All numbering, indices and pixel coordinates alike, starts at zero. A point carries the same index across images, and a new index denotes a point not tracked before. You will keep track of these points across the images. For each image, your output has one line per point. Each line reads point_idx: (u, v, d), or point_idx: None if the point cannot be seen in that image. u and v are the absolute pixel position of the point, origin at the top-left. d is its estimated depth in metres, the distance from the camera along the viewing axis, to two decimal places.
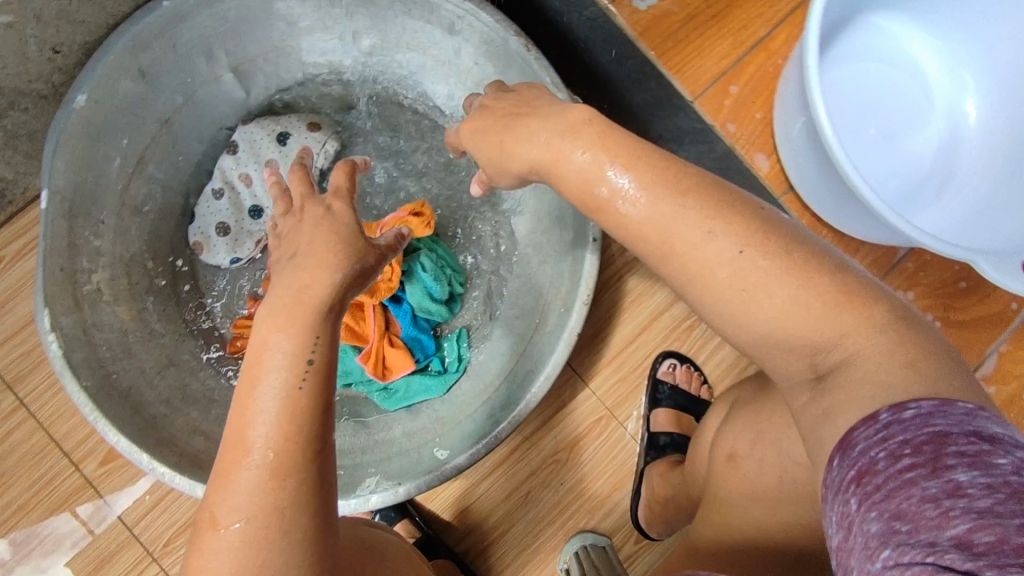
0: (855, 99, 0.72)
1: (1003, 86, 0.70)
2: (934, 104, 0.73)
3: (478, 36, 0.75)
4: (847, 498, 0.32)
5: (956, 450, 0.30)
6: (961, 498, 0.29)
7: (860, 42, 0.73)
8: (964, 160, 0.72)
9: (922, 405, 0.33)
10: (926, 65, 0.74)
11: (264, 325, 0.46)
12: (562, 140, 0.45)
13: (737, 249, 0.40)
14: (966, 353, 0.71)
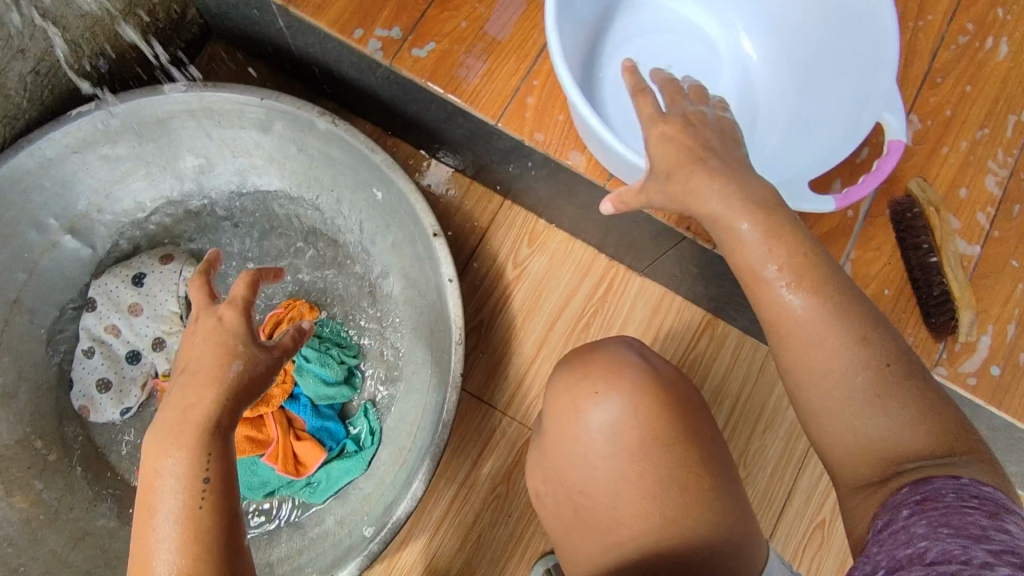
0: (648, 71, 0.77)
1: (766, 18, 0.77)
2: (717, 52, 0.79)
3: (287, 124, 0.79)
4: (902, 507, 0.44)
5: (1012, 518, 0.41)
6: (1002, 534, 0.40)
7: (634, 19, 0.78)
8: (760, 93, 0.77)
9: (996, 488, 0.44)
10: (695, 19, 0.79)
11: (151, 453, 0.50)
12: (738, 218, 0.52)
13: (884, 362, 0.49)
14: None
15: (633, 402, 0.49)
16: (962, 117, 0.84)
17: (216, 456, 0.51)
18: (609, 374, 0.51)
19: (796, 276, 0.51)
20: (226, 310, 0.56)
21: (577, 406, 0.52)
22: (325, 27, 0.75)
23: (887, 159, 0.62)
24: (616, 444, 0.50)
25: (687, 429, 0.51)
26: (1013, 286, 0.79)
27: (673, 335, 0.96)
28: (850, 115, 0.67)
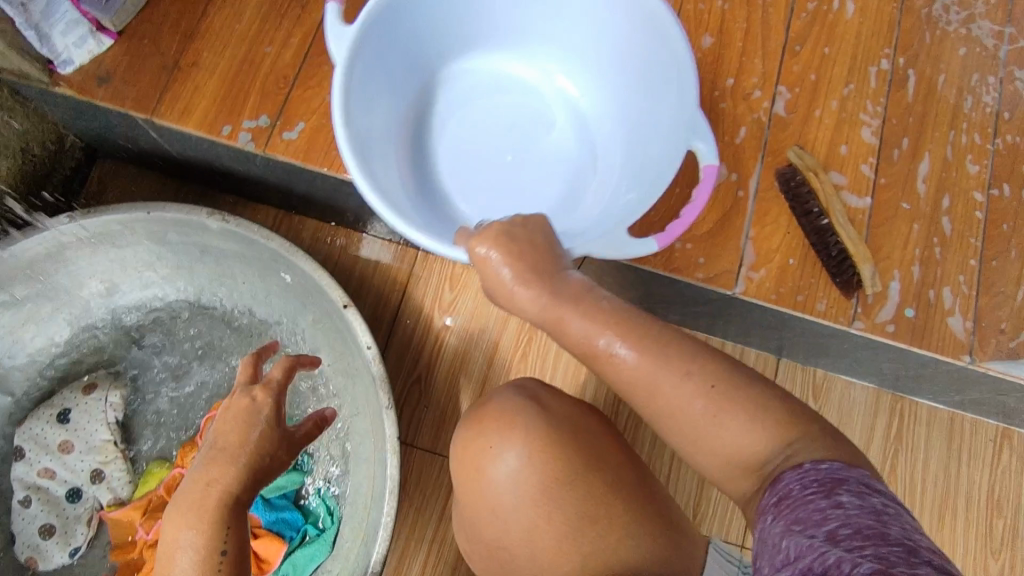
0: (483, 137, 0.81)
1: (585, 59, 0.81)
2: (548, 99, 0.83)
3: (181, 229, 0.83)
4: (765, 512, 0.48)
5: (846, 487, 0.46)
6: (837, 508, 0.44)
7: (456, 92, 0.81)
8: (595, 128, 0.81)
9: (831, 463, 0.49)
10: (521, 72, 0.83)
11: (175, 524, 0.58)
12: (559, 309, 0.55)
13: (708, 386, 0.54)
14: (719, 260, 0.79)
15: (531, 449, 0.54)
16: (827, 79, 0.87)
17: (235, 528, 0.59)
18: (502, 429, 0.55)
19: (625, 342, 0.55)
20: (259, 392, 0.64)
21: (481, 467, 0.56)
22: (193, 129, 0.79)
23: (704, 185, 0.66)
24: (522, 487, 0.54)
25: (592, 454, 0.55)
26: (909, 228, 0.82)
27: None
28: (668, 143, 0.70)
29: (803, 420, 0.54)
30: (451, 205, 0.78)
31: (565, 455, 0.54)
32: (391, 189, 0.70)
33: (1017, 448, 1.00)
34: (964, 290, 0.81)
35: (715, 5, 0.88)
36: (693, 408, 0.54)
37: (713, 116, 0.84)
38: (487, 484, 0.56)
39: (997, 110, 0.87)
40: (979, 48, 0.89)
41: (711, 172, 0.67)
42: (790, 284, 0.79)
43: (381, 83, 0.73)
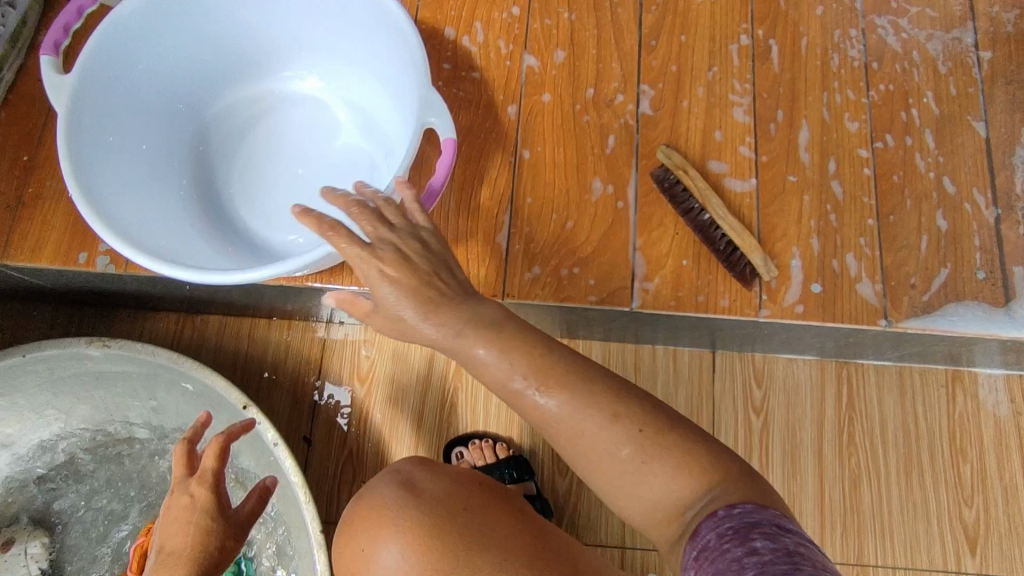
0: (270, 155, 0.79)
1: (355, 57, 0.78)
2: (331, 108, 0.81)
3: (67, 365, 0.86)
4: (688, 571, 0.44)
5: (759, 530, 0.43)
6: (753, 555, 0.41)
7: (237, 115, 0.80)
8: (382, 122, 0.79)
9: (743, 505, 0.46)
10: (298, 88, 0.82)
11: None
12: (469, 341, 0.56)
13: (637, 430, 0.51)
14: (611, 280, 0.77)
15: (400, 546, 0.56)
16: (689, 67, 0.85)
17: None
18: (371, 532, 0.58)
19: (538, 379, 0.54)
20: (198, 487, 0.64)
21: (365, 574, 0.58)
22: (48, 263, 0.79)
23: (444, 159, 0.62)
24: None
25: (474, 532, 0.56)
26: (800, 201, 0.79)
27: None
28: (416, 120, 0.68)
29: (684, 452, 0.51)
30: (250, 234, 0.77)
31: (436, 543, 0.55)
32: (163, 231, 0.69)
33: (971, 389, 0.97)
34: (868, 253, 0.78)
35: (562, 17, 0.87)
36: (676, 487, 0.50)
37: (577, 131, 0.82)
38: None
39: (864, 62, 0.85)
40: (835, 4, 0.88)
41: (450, 146, 0.62)
42: (689, 285, 0.76)
43: (135, 125, 0.72)
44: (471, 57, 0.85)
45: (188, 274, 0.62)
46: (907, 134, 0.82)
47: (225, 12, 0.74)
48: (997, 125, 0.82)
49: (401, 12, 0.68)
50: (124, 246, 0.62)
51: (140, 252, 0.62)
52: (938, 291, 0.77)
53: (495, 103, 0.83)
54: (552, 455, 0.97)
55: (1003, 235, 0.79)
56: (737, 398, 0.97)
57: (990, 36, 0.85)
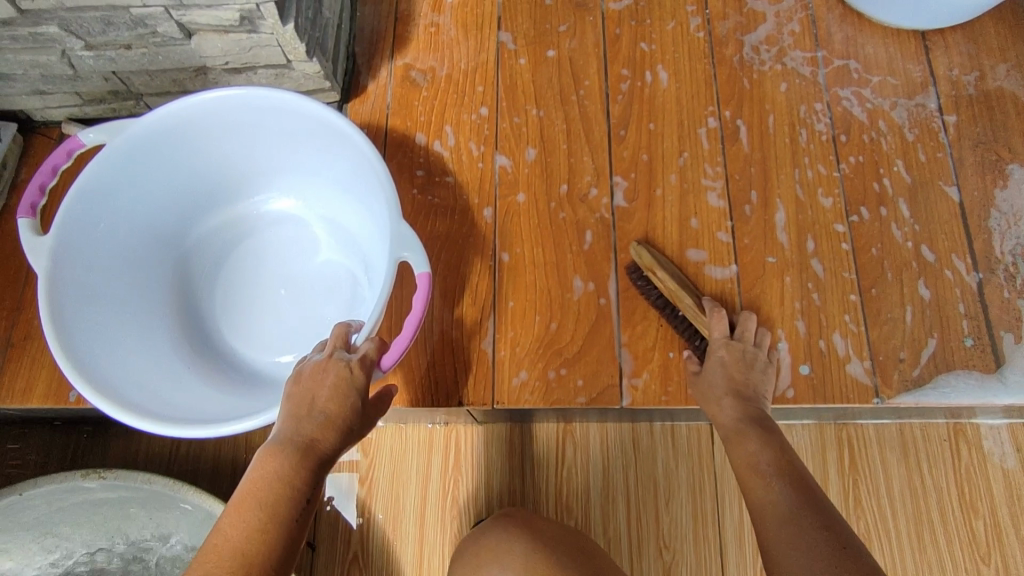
0: (252, 276, 0.80)
1: (328, 177, 0.79)
2: (310, 225, 0.82)
3: (62, 498, 0.84)
4: None
5: None
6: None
7: (217, 239, 0.80)
8: (359, 237, 0.80)
9: None
10: (277, 209, 0.82)
11: None
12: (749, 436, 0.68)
13: (841, 547, 0.55)
14: (599, 378, 0.76)
15: None
16: (659, 155, 0.86)
17: None
18: None
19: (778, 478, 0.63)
20: None
21: None
22: (39, 403, 0.79)
23: (419, 295, 0.62)
24: None
25: None
26: (781, 283, 0.80)
27: (539, 470, 0.95)
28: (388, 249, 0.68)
29: None
30: (241, 361, 0.77)
31: None
32: (149, 374, 0.69)
33: (975, 441, 0.93)
34: (853, 330, 0.78)
35: (530, 114, 0.89)
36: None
37: (555, 230, 0.82)
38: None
39: (832, 135, 0.87)
40: (798, 79, 0.89)
41: (424, 281, 0.63)
42: (677, 380, 0.76)
43: (117, 265, 0.73)
44: (444, 162, 0.87)
45: (171, 428, 0.62)
46: (882, 205, 0.83)
47: (197, 147, 0.75)
48: (969, 189, 0.83)
49: (367, 143, 0.69)
50: (107, 403, 0.62)
51: (125, 408, 0.62)
52: (927, 364, 0.76)
53: (471, 207, 0.84)
54: None
55: (987, 300, 0.79)
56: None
57: (953, 99, 0.87)
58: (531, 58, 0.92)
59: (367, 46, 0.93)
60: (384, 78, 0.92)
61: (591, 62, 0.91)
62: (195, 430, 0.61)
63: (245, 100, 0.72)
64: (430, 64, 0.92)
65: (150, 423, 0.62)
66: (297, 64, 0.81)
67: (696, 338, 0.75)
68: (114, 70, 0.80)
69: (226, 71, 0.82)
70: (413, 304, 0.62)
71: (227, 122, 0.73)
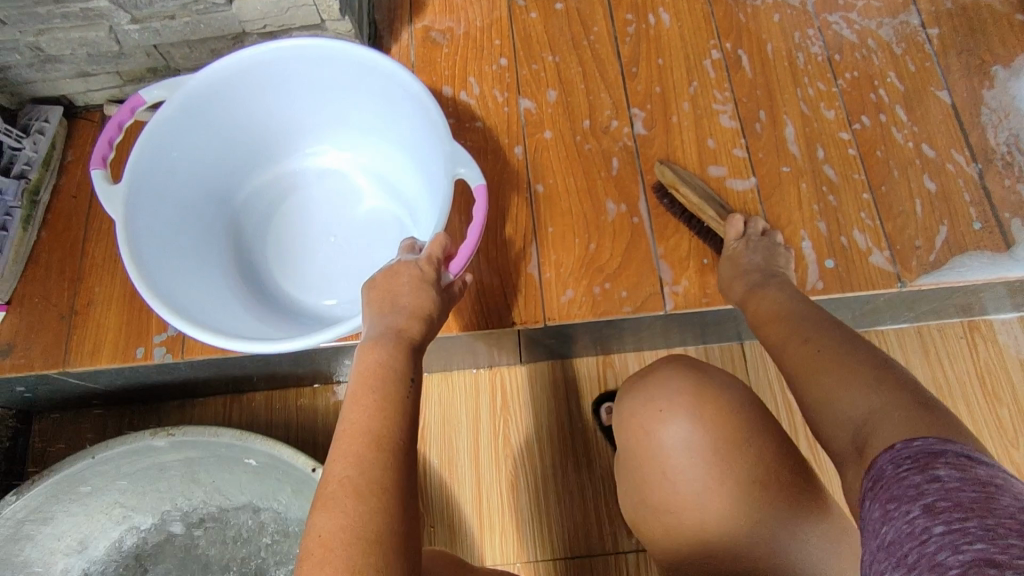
0: (301, 227, 0.84)
1: (368, 126, 0.84)
2: (352, 175, 0.86)
3: (128, 460, 0.83)
4: (884, 473, 0.44)
5: (946, 464, 0.41)
6: (933, 483, 0.40)
7: (265, 195, 0.85)
8: (401, 181, 0.84)
9: (927, 440, 0.44)
10: (322, 163, 0.87)
11: None
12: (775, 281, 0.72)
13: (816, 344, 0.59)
14: (641, 288, 0.81)
15: None
16: (670, 86, 0.93)
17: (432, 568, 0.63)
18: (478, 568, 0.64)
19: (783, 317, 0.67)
20: None
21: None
22: (105, 363, 0.81)
23: (479, 206, 0.67)
24: None
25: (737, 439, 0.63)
26: (797, 188, 0.86)
27: (584, 400, 0.98)
28: (440, 172, 0.72)
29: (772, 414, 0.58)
30: (299, 304, 0.81)
31: None
32: (219, 311, 0.73)
33: (990, 336, 0.99)
34: (870, 225, 0.84)
35: (547, 61, 0.95)
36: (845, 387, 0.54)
37: (583, 160, 0.88)
38: (668, 488, 0.63)
39: (827, 55, 0.94)
40: (789, 10, 0.97)
41: (482, 192, 0.67)
42: (714, 283, 0.81)
43: (180, 215, 0.77)
44: (471, 110, 0.92)
45: (252, 347, 0.65)
46: (881, 112, 0.90)
47: (246, 103, 0.80)
48: (959, 91, 0.90)
49: (412, 78, 0.73)
50: (190, 328, 0.65)
51: (207, 333, 0.66)
52: (942, 248, 0.82)
53: (501, 147, 0.90)
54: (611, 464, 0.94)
55: (989, 186, 0.85)
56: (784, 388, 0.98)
57: (934, 14, 0.95)
58: (541, 12, 0.99)
59: (386, 14, 1.00)
60: (405, 41, 0.98)
61: (597, 10, 0.99)
62: (275, 348, 0.65)
63: (287, 51, 0.76)
64: (448, 25, 0.99)
65: (232, 344, 0.65)
66: (330, 24, 0.86)
67: (715, 238, 0.82)
68: (156, 43, 0.85)
69: (263, 37, 0.87)
70: (474, 214, 0.67)
71: (272, 75, 0.78)
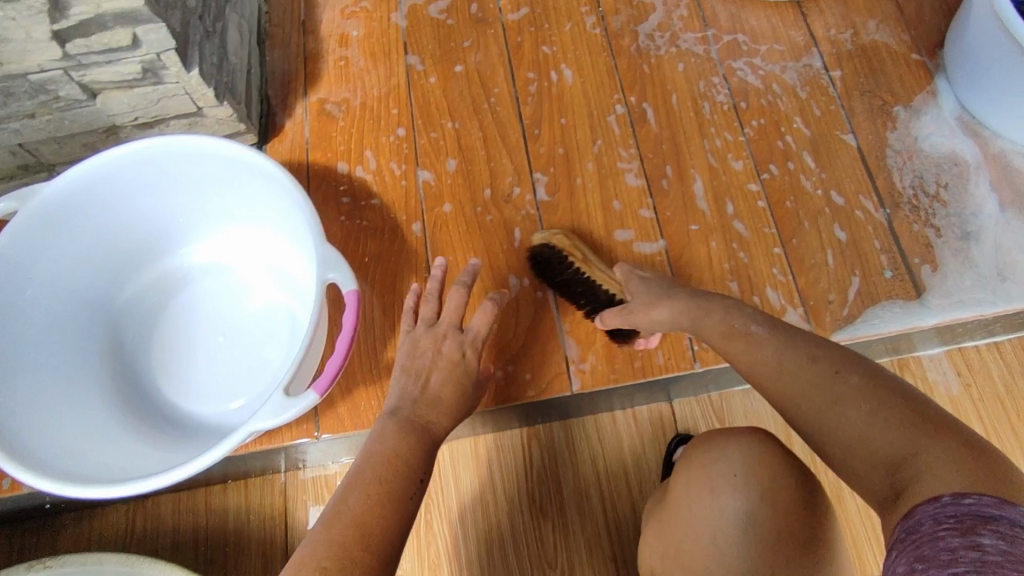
0: (188, 328, 0.79)
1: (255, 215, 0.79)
2: (242, 267, 0.81)
3: None
4: (922, 523, 0.44)
5: (992, 530, 0.41)
6: (972, 550, 0.41)
7: (149, 296, 0.80)
8: (292, 270, 0.80)
9: (981, 498, 0.43)
10: (209, 256, 0.82)
11: None
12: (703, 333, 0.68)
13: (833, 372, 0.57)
14: (547, 369, 0.79)
15: None
16: (574, 147, 0.90)
17: None
18: None
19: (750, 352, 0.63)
20: None
21: None
22: None
23: (348, 312, 0.63)
24: None
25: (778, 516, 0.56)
26: (707, 247, 0.83)
27: (512, 480, 0.92)
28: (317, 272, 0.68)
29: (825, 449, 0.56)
30: (186, 416, 0.76)
31: None
32: (86, 439, 0.67)
33: (920, 372, 0.94)
34: (782, 280, 0.81)
35: (446, 127, 0.92)
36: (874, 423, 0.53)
37: (484, 234, 0.85)
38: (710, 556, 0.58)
39: (733, 103, 0.91)
40: (693, 58, 0.95)
41: (353, 298, 0.64)
42: (622, 357, 0.78)
43: (48, 332, 0.72)
44: (368, 186, 0.89)
45: (109, 489, 0.60)
46: (789, 160, 0.88)
47: (117, 204, 0.75)
48: (864, 133, 0.88)
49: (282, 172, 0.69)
50: (38, 473, 0.60)
51: (59, 475, 0.61)
52: (855, 301, 0.80)
53: (399, 224, 0.87)
54: (541, 541, 0.90)
55: (898, 231, 0.83)
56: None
57: (836, 56, 0.93)
58: (440, 75, 0.95)
59: (280, 87, 0.96)
60: (299, 115, 0.94)
61: (498, 69, 0.95)
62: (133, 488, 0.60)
63: (154, 148, 0.72)
64: (343, 95, 0.95)
65: (85, 488, 0.60)
66: (208, 110, 0.82)
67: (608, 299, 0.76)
68: (20, 142, 0.79)
69: (138, 127, 0.83)
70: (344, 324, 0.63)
71: (138, 174, 0.73)
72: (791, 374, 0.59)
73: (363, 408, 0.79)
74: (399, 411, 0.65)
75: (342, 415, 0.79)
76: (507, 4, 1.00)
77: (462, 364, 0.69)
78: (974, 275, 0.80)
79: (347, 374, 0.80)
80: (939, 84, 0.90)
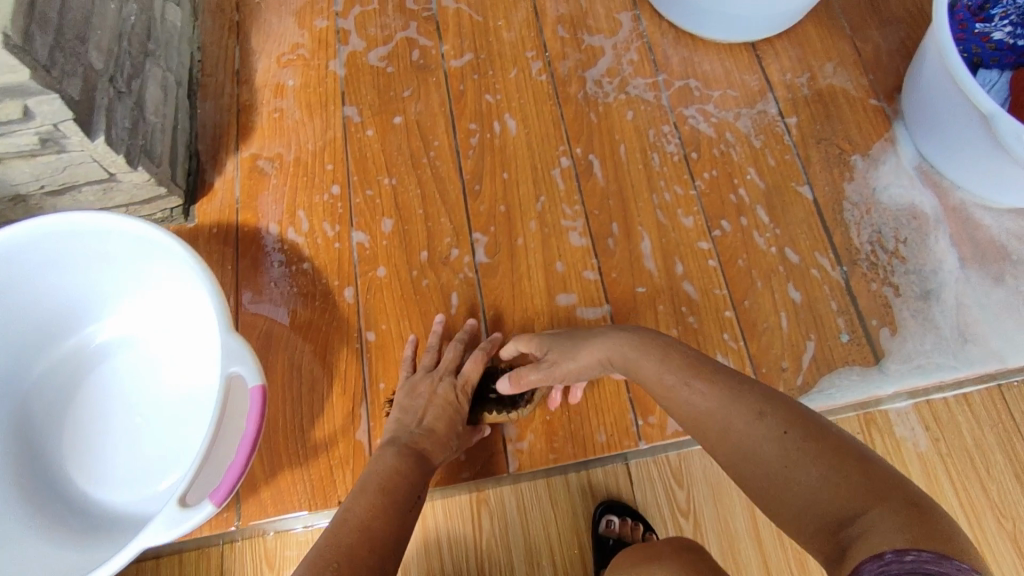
0: (100, 409, 0.74)
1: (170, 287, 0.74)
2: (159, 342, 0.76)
3: None
4: None
5: None
6: None
7: (59, 375, 0.74)
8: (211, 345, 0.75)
9: (922, 554, 0.35)
10: (121, 332, 0.76)
11: None
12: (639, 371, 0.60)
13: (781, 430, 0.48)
14: (483, 448, 0.74)
15: None
16: (516, 204, 0.85)
17: None
18: None
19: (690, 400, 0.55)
20: None
21: None
22: None
23: (253, 411, 0.60)
24: None
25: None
26: (654, 311, 0.79)
27: (446, 558, 0.71)
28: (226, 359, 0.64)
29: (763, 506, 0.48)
30: (96, 508, 0.70)
31: None
32: None
33: None
34: (733, 346, 0.77)
35: (382, 184, 0.87)
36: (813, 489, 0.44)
37: (420, 300, 0.81)
38: None
39: (683, 154, 0.87)
40: (643, 105, 0.90)
41: (257, 395, 0.61)
42: (562, 434, 0.75)
43: None
44: (299, 249, 0.85)
45: None
46: (741, 215, 0.83)
47: (17, 283, 0.70)
48: (821, 185, 0.84)
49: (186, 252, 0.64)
50: None
51: None
52: (810, 367, 0.75)
53: (331, 290, 0.82)
54: None
55: (855, 291, 0.78)
56: (718, 510, 0.73)
57: (791, 102, 0.89)
58: (378, 128, 0.91)
59: (210, 142, 0.92)
60: (230, 173, 0.90)
61: (439, 121, 0.91)
62: None
63: (52, 225, 0.67)
64: (277, 150, 0.91)
65: None
66: (123, 176, 0.77)
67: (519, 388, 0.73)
68: None
69: (48, 195, 0.78)
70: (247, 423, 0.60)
71: (36, 252, 0.68)
72: (735, 434, 0.50)
73: (288, 493, 0.74)
74: (396, 439, 0.64)
75: (265, 501, 0.74)
76: (450, 49, 0.96)
77: (385, 448, 0.64)
78: (936, 337, 0.76)
79: (272, 455, 0.76)
80: (897, 132, 0.86)
